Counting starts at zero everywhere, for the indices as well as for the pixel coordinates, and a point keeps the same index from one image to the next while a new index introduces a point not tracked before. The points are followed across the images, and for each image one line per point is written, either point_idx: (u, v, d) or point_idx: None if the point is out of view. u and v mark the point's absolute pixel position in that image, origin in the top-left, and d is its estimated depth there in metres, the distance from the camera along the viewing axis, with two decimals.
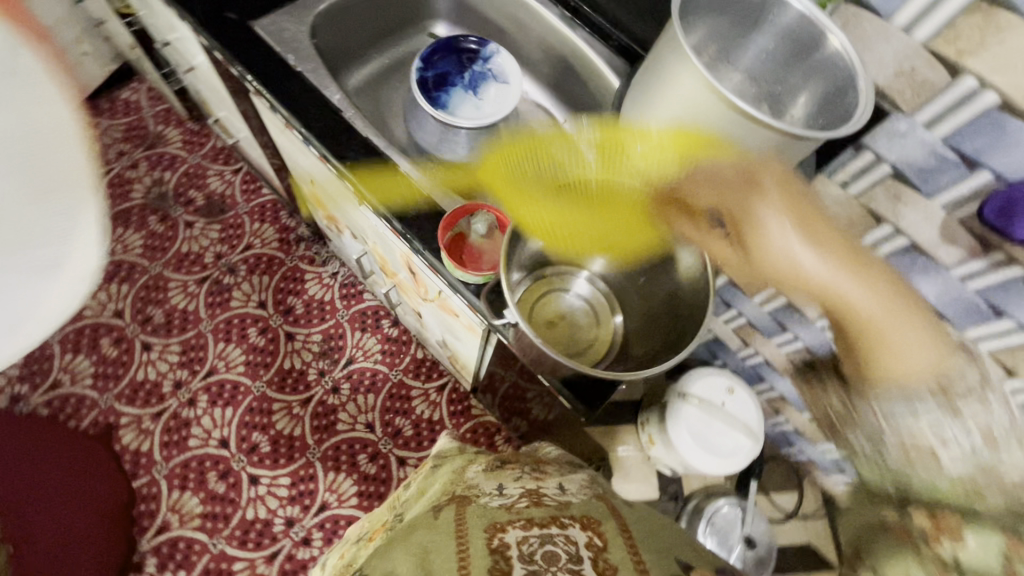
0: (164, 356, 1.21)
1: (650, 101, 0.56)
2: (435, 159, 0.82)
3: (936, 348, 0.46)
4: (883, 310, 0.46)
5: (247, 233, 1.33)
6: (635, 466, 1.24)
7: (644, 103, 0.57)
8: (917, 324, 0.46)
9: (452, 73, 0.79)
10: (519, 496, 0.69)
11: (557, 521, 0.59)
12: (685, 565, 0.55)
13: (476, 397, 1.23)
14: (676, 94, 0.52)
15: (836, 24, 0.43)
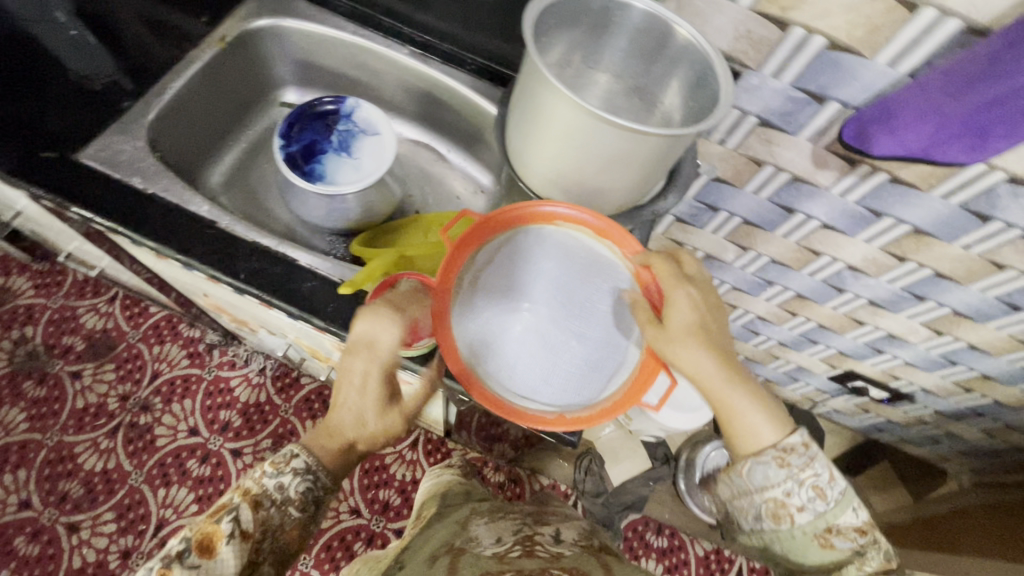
0: (98, 530, 1.06)
1: (528, 130, 0.53)
2: (333, 230, 0.78)
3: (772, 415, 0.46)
4: (725, 389, 0.45)
5: (149, 361, 1.19)
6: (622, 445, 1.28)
7: (525, 134, 0.53)
8: (759, 402, 0.46)
9: (318, 140, 0.73)
10: (513, 545, 0.67)
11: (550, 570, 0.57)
12: None
13: (452, 439, 1.20)
14: (552, 122, 0.49)
15: (681, 17, 0.46)
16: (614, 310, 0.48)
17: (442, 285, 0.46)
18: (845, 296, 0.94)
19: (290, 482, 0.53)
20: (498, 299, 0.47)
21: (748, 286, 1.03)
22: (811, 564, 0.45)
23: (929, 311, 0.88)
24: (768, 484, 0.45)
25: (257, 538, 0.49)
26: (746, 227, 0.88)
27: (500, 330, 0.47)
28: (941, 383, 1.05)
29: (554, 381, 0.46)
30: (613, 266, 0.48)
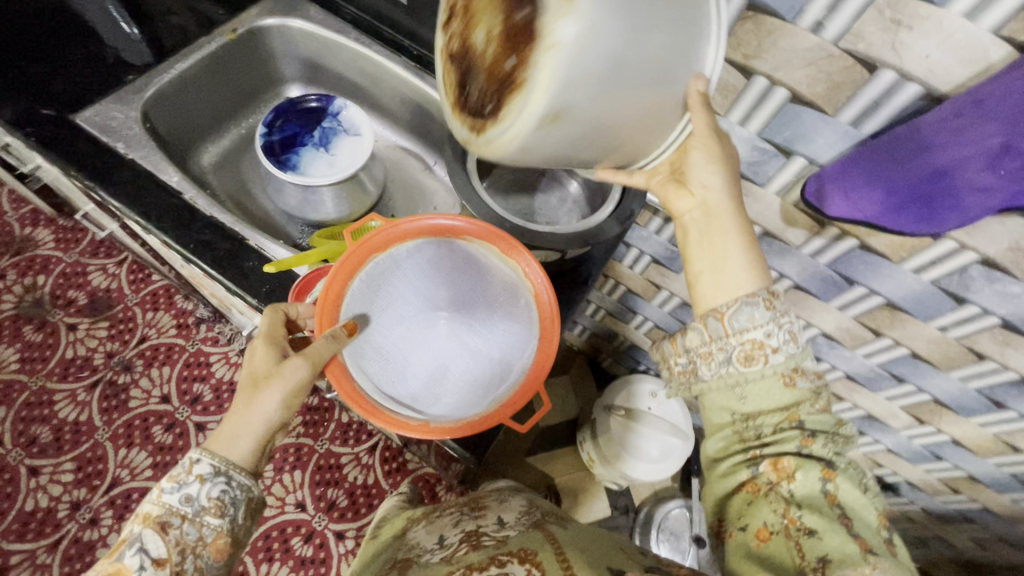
0: (56, 478, 1.10)
1: None
2: (304, 221, 0.80)
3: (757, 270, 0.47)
4: (733, 234, 0.48)
5: (140, 325, 1.24)
6: (583, 487, 1.24)
7: None
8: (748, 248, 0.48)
9: (300, 133, 0.77)
10: (459, 543, 0.58)
11: (495, 560, 0.50)
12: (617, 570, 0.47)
13: (409, 451, 1.19)
14: None
15: None
16: (505, 329, 0.50)
17: (339, 279, 0.48)
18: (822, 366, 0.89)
19: (198, 491, 0.42)
20: (394, 305, 0.49)
21: None
22: (768, 402, 0.45)
23: (908, 395, 0.82)
24: (751, 324, 0.45)
25: (173, 564, 0.41)
26: None
27: (392, 333, 0.49)
28: (927, 478, 0.97)
29: (445, 393, 0.48)
30: (512, 288, 0.50)
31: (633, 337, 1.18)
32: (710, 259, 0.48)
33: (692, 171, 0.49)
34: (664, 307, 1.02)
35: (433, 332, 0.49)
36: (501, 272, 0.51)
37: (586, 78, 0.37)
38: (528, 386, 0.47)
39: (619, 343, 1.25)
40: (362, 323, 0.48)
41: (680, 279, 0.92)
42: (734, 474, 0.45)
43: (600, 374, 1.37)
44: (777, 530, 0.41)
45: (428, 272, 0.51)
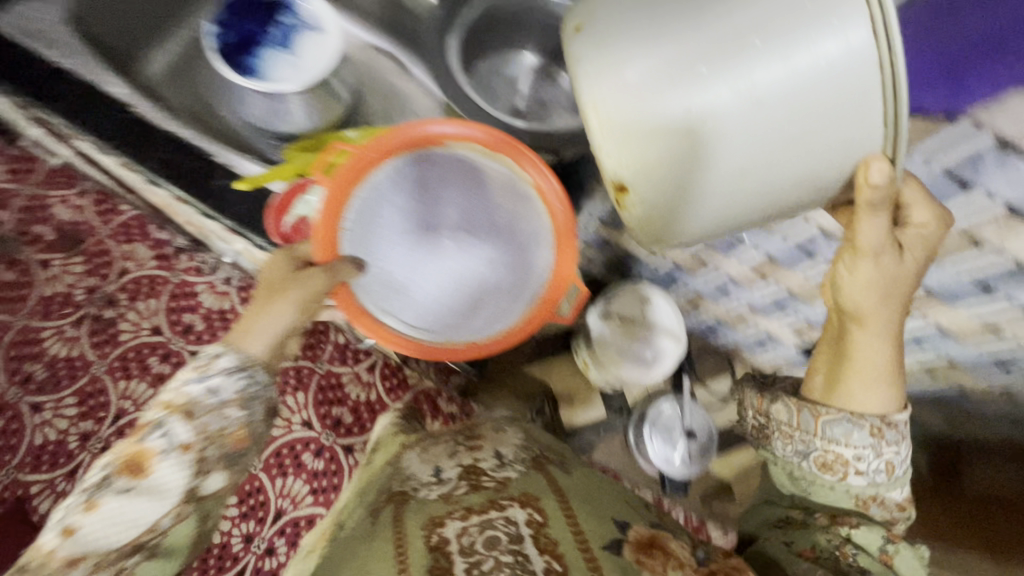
0: (60, 413, 1.10)
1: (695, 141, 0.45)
2: (273, 134, 0.74)
3: (887, 399, 0.65)
4: (870, 373, 0.63)
5: (117, 258, 1.20)
6: (578, 391, 1.29)
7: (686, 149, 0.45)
8: (887, 381, 0.64)
9: (257, 32, 0.69)
10: (458, 478, 0.72)
11: (496, 505, 0.64)
12: (621, 523, 0.64)
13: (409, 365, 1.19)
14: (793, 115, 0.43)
15: None
16: (507, 238, 0.61)
17: (337, 184, 0.56)
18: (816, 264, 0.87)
19: (220, 383, 0.58)
20: (404, 228, 0.60)
21: (720, 244, 0.98)
22: (837, 503, 0.70)
23: None
24: (845, 436, 0.66)
25: (195, 449, 0.57)
26: None
27: (404, 252, 0.60)
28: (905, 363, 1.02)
29: (459, 301, 0.61)
30: (517, 211, 0.60)
31: (626, 244, 1.17)
32: (845, 373, 0.65)
33: (844, 285, 0.57)
34: None
35: (437, 249, 0.61)
36: (505, 196, 0.60)
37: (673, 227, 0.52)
38: (547, 301, 0.59)
39: (610, 251, 1.23)
40: (372, 246, 0.60)
41: None
42: (782, 522, 0.74)
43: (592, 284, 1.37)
44: (822, 552, 0.66)
45: (430, 196, 0.61)
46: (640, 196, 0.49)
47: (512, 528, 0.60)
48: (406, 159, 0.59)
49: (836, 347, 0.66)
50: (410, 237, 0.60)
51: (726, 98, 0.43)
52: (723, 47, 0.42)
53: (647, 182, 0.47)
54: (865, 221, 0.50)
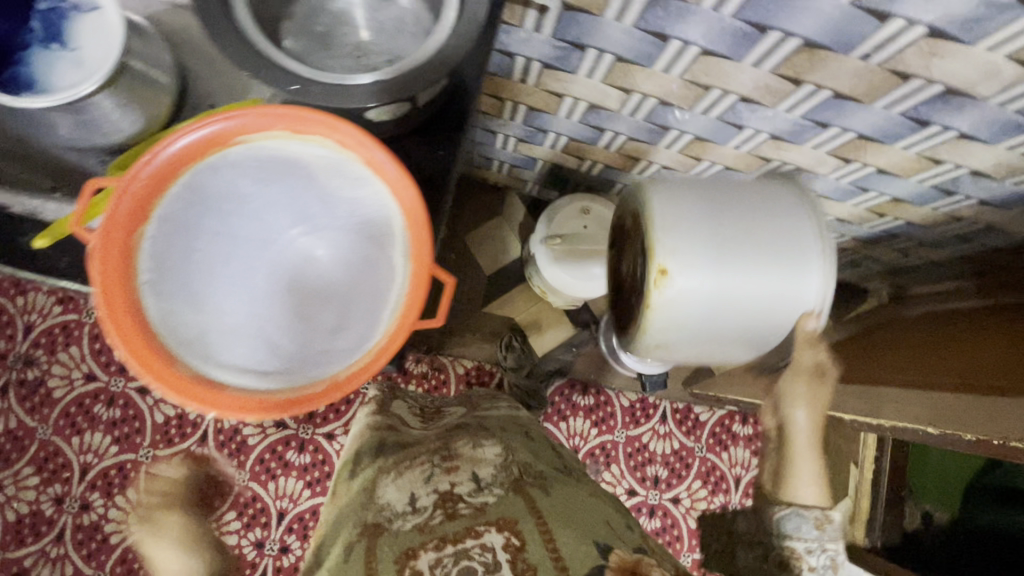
0: (23, 485, 1.06)
1: (723, 245, 0.57)
2: (98, 148, 0.63)
3: (826, 493, 0.69)
4: (812, 461, 0.69)
5: (16, 315, 1.08)
6: (544, 317, 1.27)
7: (714, 245, 0.57)
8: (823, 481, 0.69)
9: (16, 31, 0.57)
10: (434, 507, 0.66)
11: (472, 531, 0.62)
12: (606, 548, 0.59)
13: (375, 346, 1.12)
14: (784, 271, 0.57)
15: None
16: (344, 226, 0.55)
17: (119, 224, 0.48)
18: (745, 133, 0.82)
19: None
20: (220, 253, 0.54)
21: (645, 135, 0.90)
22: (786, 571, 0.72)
23: (834, 139, 0.77)
24: (798, 533, 0.69)
25: None
26: (621, 65, 0.73)
27: (235, 284, 0.54)
28: (856, 211, 0.98)
29: (314, 318, 0.56)
30: (357, 204, 0.54)
31: (553, 157, 1.07)
32: (788, 477, 0.70)
33: (787, 401, 0.68)
34: (573, 116, 0.90)
35: (268, 266, 0.56)
36: (343, 190, 0.54)
37: (673, 326, 0.60)
38: (412, 302, 0.52)
39: (539, 168, 1.14)
40: (195, 288, 0.53)
41: (580, 80, 0.79)
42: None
43: (533, 205, 1.29)
44: None
45: (238, 208, 0.54)
46: (671, 283, 0.57)
47: (488, 557, 0.59)
48: (196, 170, 0.51)
49: (779, 454, 0.71)
50: (234, 265, 0.54)
51: (763, 250, 0.57)
52: (747, 220, 0.58)
53: (684, 265, 0.57)
54: (797, 355, 0.63)
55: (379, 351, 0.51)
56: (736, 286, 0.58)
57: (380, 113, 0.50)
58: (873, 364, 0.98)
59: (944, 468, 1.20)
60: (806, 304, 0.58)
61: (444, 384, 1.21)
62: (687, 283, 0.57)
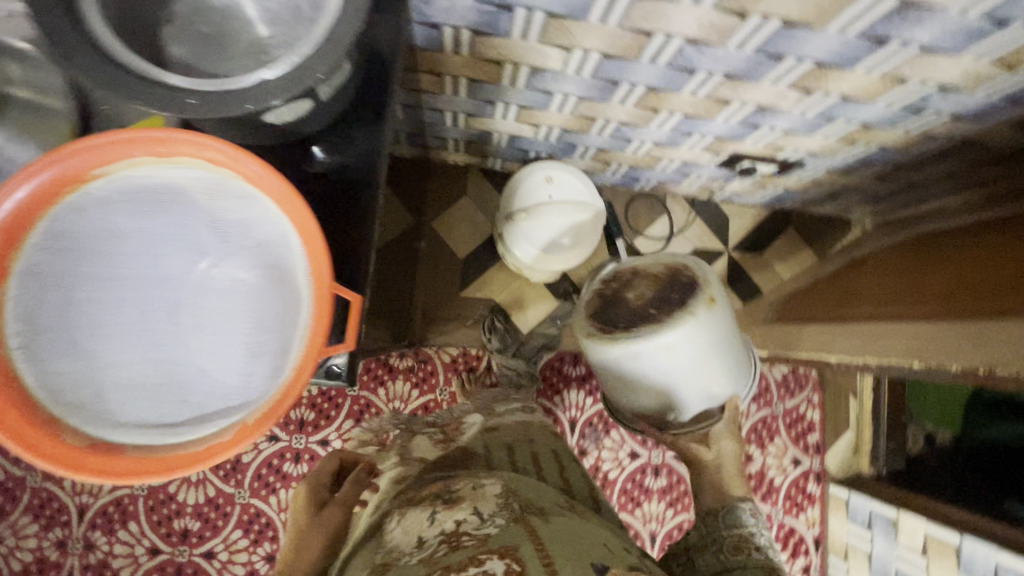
0: (23, 533, 1.05)
1: (720, 367, 0.77)
2: None
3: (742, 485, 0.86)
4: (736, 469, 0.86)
5: None
6: (525, 293, 1.24)
7: (717, 370, 0.77)
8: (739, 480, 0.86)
9: None
10: (439, 542, 0.60)
11: (475, 559, 0.55)
12: (602, 566, 0.58)
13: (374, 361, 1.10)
14: (723, 376, 0.78)
15: None
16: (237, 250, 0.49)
17: None
18: (699, 77, 0.77)
19: None
20: (103, 304, 0.46)
21: (597, 93, 0.85)
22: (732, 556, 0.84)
23: (792, 70, 0.73)
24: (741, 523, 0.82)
25: None
26: (555, 22, 0.68)
27: (127, 338, 0.47)
28: (827, 143, 0.94)
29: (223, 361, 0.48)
30: (248, 226, 0.48)
31: (508, 128, 1.02)
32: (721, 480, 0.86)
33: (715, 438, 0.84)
34: (518, 83, 0.84)
35: (161, 308, 0.48)
36: (229, 213, 0.48)
37: (664, 345, 0.71)
38: (321, 316, 0.49)
39: (496, 141, 1.09)
40: (81, 348, 0.46)
41: (515, 43, 0.73)
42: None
43: (498, 179, 1.24)
44: None
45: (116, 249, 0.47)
46: (687, 374, 0.75)
47: None
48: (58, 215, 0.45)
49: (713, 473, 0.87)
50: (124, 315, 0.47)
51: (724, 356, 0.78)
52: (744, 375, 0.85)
53: (701, 358, 0.74)
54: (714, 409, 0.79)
55: (296, 377, 0.48)
56: (699, 362, 0.73)
57: (277, 116, 0.45)
58: (846, 305, 0.95)
59: (943, 397, 1.16)
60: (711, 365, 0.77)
61: (433, 375, 1.19)
62: (690, 360, 0.73)
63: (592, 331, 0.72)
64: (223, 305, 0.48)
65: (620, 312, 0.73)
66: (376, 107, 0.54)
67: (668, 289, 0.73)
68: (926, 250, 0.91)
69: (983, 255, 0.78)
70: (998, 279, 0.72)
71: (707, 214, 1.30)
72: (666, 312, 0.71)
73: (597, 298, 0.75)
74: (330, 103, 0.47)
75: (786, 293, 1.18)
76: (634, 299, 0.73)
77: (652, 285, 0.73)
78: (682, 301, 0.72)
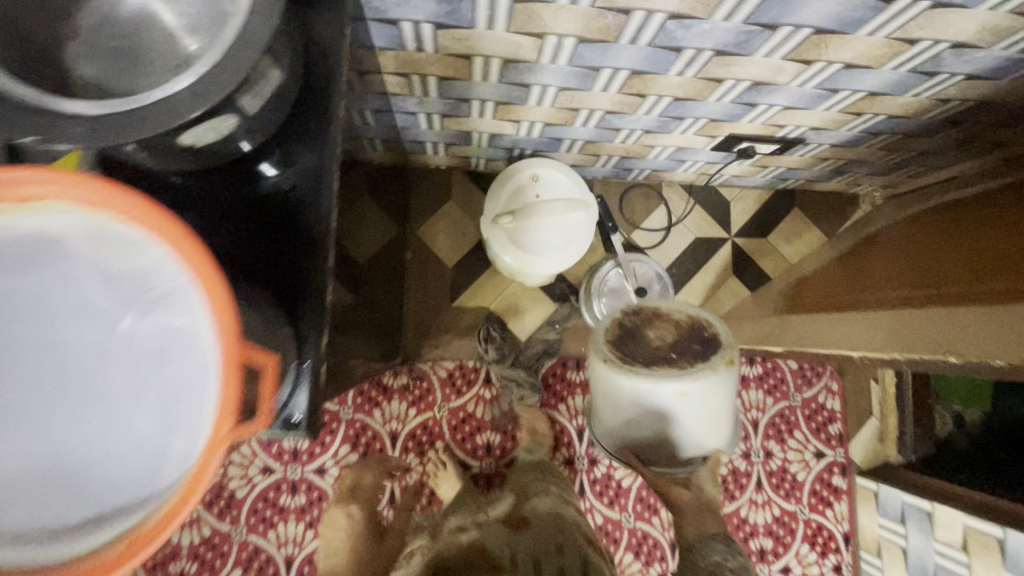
0: None
1: (715, 425, 0.70)
2: None
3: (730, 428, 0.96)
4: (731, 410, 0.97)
5: None
6: (520, 298, 1.18)
7: (713, 428, 0.71)
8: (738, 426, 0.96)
9: None
10: None
11: None
12: None
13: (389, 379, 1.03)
14: (716, 436, 0.72)
15: None
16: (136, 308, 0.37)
17: None
18: (687, 56, 0.70)
19: None
20: None
21: (577, 82, 0.79)
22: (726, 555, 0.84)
23: (788, 41, 0.66)
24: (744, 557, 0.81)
25: None
26: (522, 7, 0.61)
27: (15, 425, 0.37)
28: (830, 117, 0.87)
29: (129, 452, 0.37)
30: (143, 276, 0.36)
31: (487, 128, 0.96)
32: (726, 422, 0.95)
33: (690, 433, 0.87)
34: (491, 78, 0.78)
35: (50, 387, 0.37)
36: (119, 261, 0.37)
37: (670, 398, 0.66)
38: (228, 401, 0.36)
39: (477, 142, 1.02)
40: None
41: (483, 35, 0.67)
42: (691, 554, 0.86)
43: (484, 181, 1.18)
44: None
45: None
46: (687, 423, 0.69)
47: None
48: None
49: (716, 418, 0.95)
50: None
51: (725, 418, 0.72)
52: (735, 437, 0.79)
53: (707, 413, 0.68)
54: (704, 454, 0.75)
55: (199, 476, 0.36)
56: (701, 422, 0.69)
57: (191, 138, 0.39)
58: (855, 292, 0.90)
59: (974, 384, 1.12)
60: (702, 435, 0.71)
61: (430, 393, 1.13)
62: (691, 415, 0.68)
63: (610, 360, 0.68)
64: (125, 379, 0.37)
65: (637, 348, 0.69)
66: (321, 117, 0.47)
67: (692, 339, 0.69)
68: (931, 225, 0.85)
69: (999, 224, 0.72)
70: (1017, 252, 0.66)
71: (707, 200, 1.23)
72: (685, 361, 0.67)
73: (617, 328, 0.71)
74: (259, 114, 0.41)
75: (795, 278, 1.11)
76: (653, 339, 0.70)
77: (673, 330, 0.69)
78: (709, 353, 0.67)
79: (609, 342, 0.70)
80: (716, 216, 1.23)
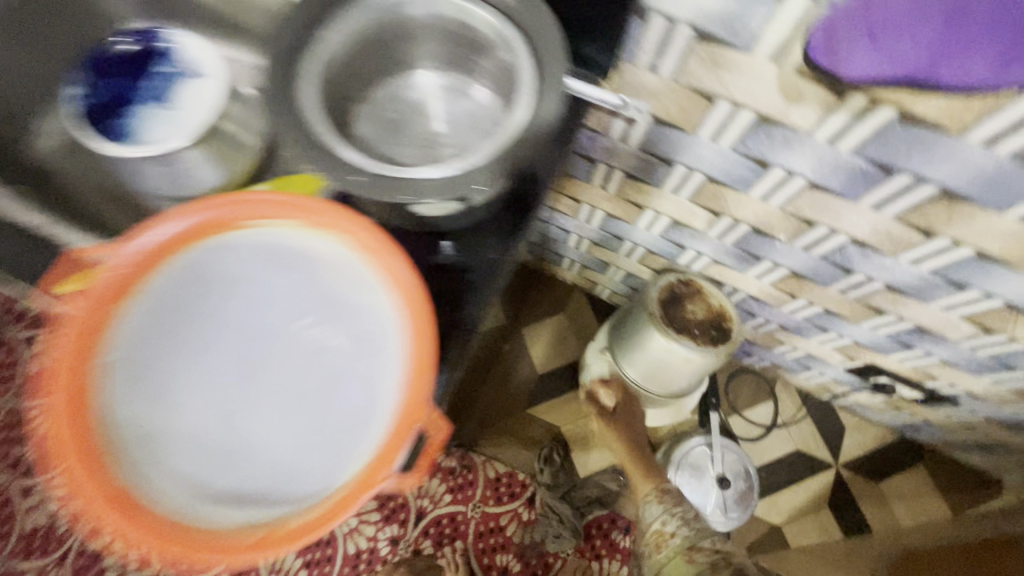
0: None
1: (661, 368, 0.86)
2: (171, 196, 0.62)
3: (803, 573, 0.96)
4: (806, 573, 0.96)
5: None
6: (593, 431, 1.14)
7: (660, 373, 0.87)
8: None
9: (129, 89, 0.58)
10: None
11: None
12: None
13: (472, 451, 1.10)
14: (663, 380, 0.88)
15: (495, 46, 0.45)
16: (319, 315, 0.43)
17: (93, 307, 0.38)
18: (855, 279, 0.69)
19: None
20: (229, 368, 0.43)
21: (732, 261, 0.81)
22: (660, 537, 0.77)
23: (973, 304, 0.63)
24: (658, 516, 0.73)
25: None
26: (711, 187, 0.66)
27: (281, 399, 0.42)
28: (993, 389, 0.79)
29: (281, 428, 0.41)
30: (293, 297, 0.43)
31: (627, 266, 1.00)
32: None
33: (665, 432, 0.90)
34: (653, 229, 0.83)
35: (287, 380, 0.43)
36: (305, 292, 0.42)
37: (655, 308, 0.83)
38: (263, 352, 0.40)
39: (613, 274, 1.07)
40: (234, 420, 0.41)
41: (665, 195, 0.73)
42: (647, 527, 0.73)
43: (602, 309, 1.21)
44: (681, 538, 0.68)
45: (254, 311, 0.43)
46: (659, 364, 0.86)
47: None
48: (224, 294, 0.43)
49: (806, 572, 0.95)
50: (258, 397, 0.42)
51: (688, 365, 0.83)
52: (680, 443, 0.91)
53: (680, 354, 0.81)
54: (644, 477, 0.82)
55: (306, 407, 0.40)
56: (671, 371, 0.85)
57: (428, 210, 0.45)
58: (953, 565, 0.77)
59: None
60: (669, 388, 0.89)
61: (471, 486, 1.10)
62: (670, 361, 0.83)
63: (655, 315, 0.82)
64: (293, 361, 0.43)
65: (677, 313, 0.83)
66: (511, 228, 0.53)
67: (713, 326, 0.82)
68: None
69: None
70: None
71: (822, 417, 1.14)
72: (705, 337, 0.81)
73: (668, 290, 0.84)
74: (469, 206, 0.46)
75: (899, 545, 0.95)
76: (689, 312, 0.83)
77: (703, 309, 0.83)
78: (720, 342, 0.81)
79: (659, 300, 0.83)
80: (827, 438, 1.13)
